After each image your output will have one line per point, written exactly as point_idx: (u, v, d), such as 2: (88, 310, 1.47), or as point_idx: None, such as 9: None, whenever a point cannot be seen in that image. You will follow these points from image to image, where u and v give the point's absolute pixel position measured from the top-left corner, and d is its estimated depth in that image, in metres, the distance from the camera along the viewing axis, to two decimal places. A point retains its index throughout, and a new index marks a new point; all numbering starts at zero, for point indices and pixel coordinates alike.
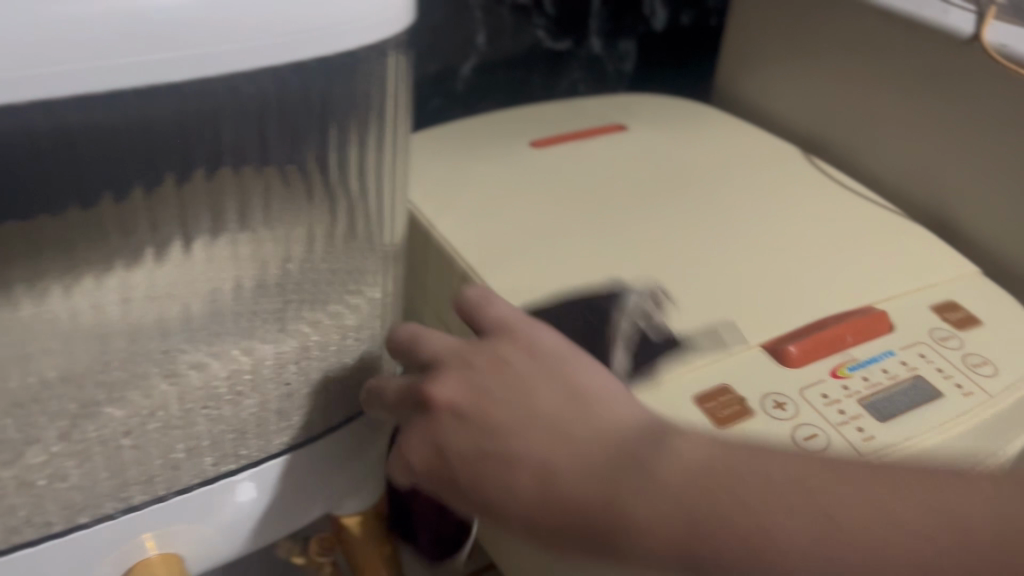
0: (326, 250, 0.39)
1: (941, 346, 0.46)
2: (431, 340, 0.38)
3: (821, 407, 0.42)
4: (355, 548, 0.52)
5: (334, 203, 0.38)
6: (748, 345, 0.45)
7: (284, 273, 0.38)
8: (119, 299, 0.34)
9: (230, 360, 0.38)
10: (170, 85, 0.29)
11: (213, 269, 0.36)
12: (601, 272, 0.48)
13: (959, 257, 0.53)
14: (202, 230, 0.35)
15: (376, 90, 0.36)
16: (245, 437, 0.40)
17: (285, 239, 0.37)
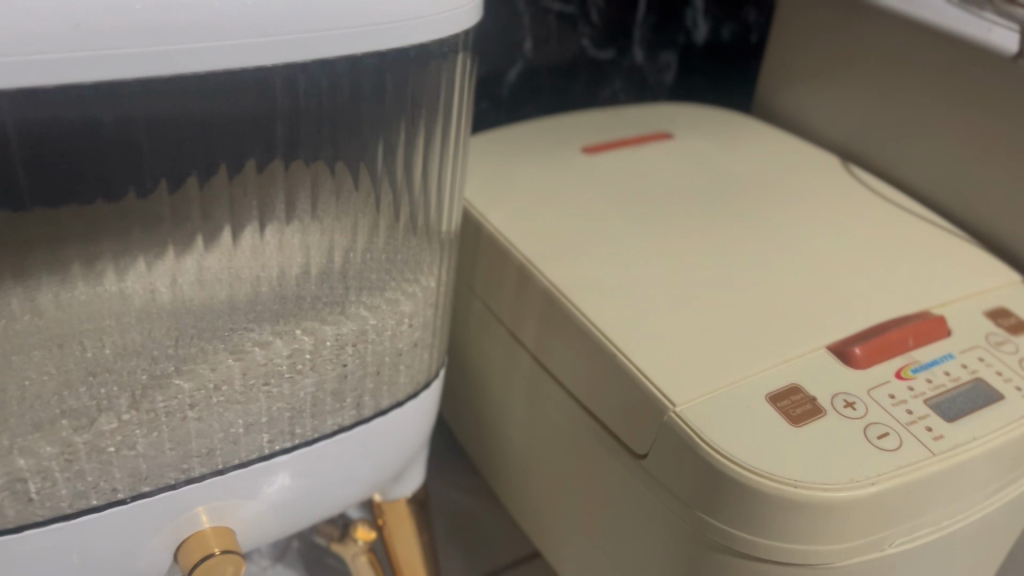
0: (387, 239, 0.40)
1: (998, 350, 0.45)
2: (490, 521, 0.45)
3: (888, 407, 0.41)
4: (398, 532, 0.54)
5: (398, 194, 0.40)
6: (810, 349, 0.43)
7: (348, 257, 0.39)
8: (190, 278, 0.36)
9: (292, 339, 0.39)
10: (221, 75, 0.30)
11: (283, 253, 0.37)
12: (639, 270, 0.48)
13: (1002, 268, 0.53)
14: (279, 216, 0.36)
15: (432, 90, 0.37)
16: (301, 416, 0.41)
17: (349, 226, 0.39)
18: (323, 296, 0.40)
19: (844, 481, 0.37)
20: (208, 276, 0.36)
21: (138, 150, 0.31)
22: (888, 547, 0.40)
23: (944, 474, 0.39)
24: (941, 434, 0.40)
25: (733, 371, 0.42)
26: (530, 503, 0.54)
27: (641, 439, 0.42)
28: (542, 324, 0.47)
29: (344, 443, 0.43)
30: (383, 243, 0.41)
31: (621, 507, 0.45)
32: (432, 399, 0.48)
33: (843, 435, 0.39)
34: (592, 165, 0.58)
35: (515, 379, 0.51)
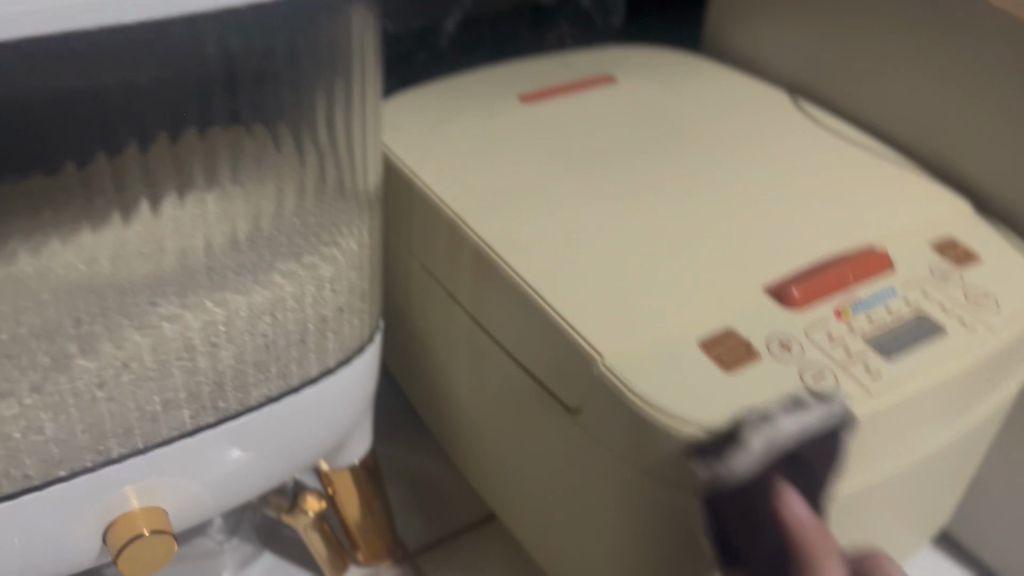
0: (296, 202, 0.39)
1: (943, 283, 0.44)
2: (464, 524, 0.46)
3: (826, 346, 0.40)
4: (345, 500, 0.53)
5: (302, 155, 0.38)
6: (746, 290, 0.42)
7: (257, 225, 0.38)
8: (82, 259, 0.35)
9: (203, 311, 0.38)
10: (70, 39, 0.28)
11: (187, 226, 0.36)
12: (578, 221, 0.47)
13: (954, 197, 0.51)
14: (178, 185, 0.35)
15: (326, 47, 0.35)
16: (222, 389, 0.40)
17: (252, 194, 0.37)
18: (233, 267, 0.38)
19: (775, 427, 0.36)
20: (106, 255, 0.35)
21: (5, 127, 0.30)
22: (830, 491, 0.39)
23: (882, 413, 0.38)
24: (879, 371, 0.39)
25: (665, 319, 0.40)
26: (482, 463, 0.53)
27: (575, 394, 0.40)
28: (475, 281, 0.46)
29: (272, 415, 0.42)
30: (296, 207, 0.39)
31: (562, 465, 0.44)
32: (368, 364, 0.47)
33: (778, 379, 0.38)
34: (530, 114, 0.56)
35: (456, 338, 0.50)
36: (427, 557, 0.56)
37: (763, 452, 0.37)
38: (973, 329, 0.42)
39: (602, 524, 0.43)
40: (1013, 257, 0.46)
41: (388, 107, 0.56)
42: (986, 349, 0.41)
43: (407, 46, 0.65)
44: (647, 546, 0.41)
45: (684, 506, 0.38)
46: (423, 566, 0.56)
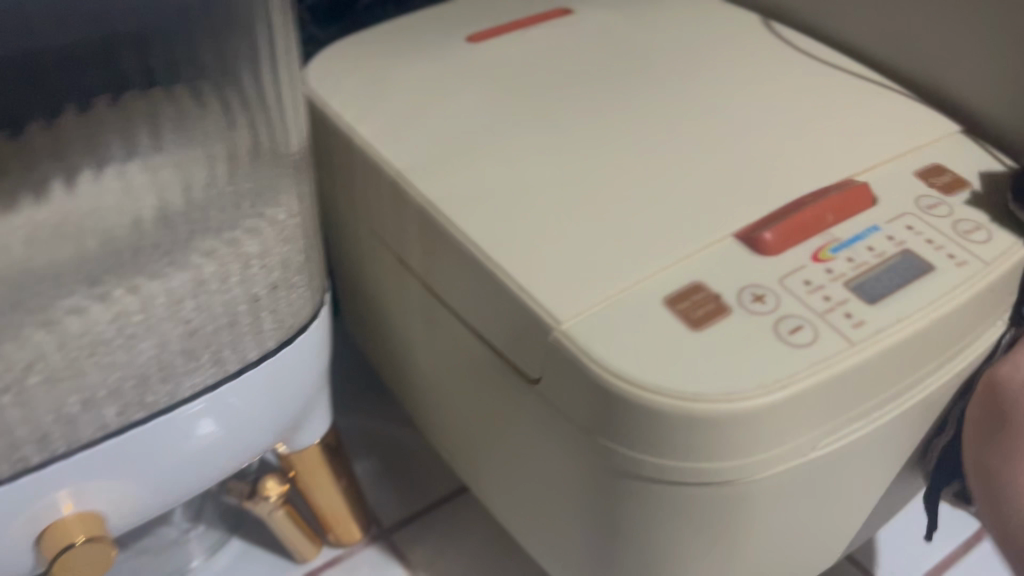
0: (206, 173, 0.36)
1: (930, 215, 0.40)
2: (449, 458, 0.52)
3: (803, 295, 0.36)
4: (311, 482, 0.50)
5: (202, 118, 0.35)
6: (713, 237, 0.38)
7: (167, 205, 0.35)
8: None
9: (114, 303, 0.34)
10: None
11: (94, 208, 0.34)
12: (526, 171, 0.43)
13: (939, 119, 0.47)
14: (88, 163, 0.33)
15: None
16: (148, 383, 0.37)
17: (154, 169, 0.34)
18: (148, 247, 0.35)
19: (749, 388, 0.33)
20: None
21: None
22: (814, 451, 0.36)
23: (866, 365, 0.34)
24: (861, 319, 0.35)
25: (626, 276, 0.37)
26: (449, 434, 0.49)
27: (532, 364, 0.37)
28: (422, 243, 0.42)
29: (208, 405, 0.39)
30: (209, 179, 0.36)
31: (527, 437, 0.41)
32: (314, 341, 0.43)
33: (749, 335, 0.35)
34: (476, 55, 0.51)
35: (409, 305, 0.46)
36: (403, 533, 0.54)
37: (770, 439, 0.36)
38: (963, 264, 0.38)
39: (573, 498, 0.40)
40: (1006, 181, 0.43)
41: (323, 57, 0.52)
42: (980, 285, 0.37)
43: None
44: (622, 520, 0.38)
45: (657, 478, 0.35)
46: (398, 543, 0.53)
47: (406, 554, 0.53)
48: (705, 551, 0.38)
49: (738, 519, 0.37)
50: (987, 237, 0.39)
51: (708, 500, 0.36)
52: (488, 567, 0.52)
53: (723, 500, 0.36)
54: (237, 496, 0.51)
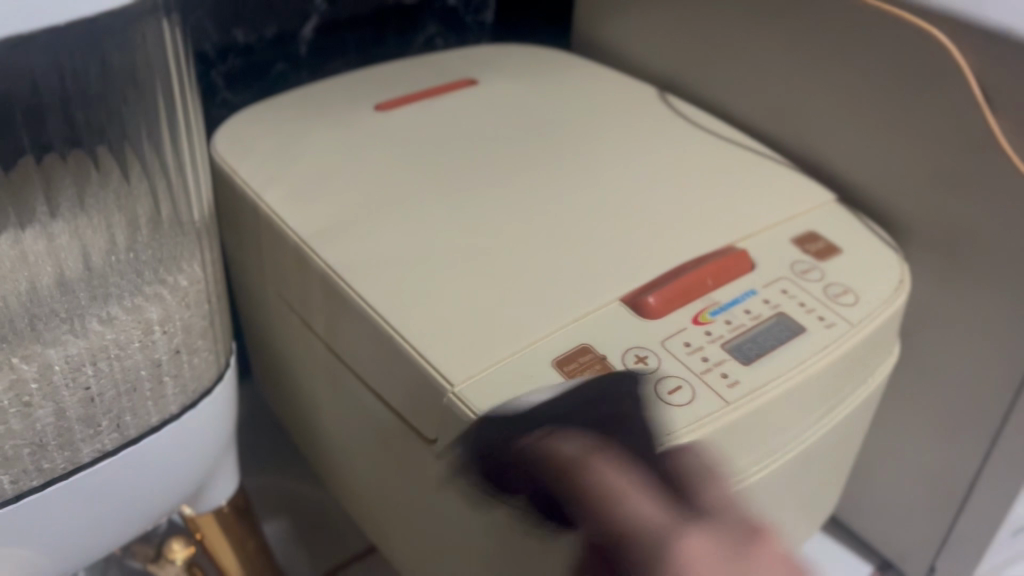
0: (127, 238, 0.38)
1: (804, 279, 0.43)
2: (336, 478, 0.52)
3: (683, 356, 0.39)
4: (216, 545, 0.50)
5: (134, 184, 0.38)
6: (603, 302, 0.41)
7: (88, 261, 0.37)
8: None
9: (10, 371, 0.34)
10: None
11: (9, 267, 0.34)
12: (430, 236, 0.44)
13: (816, 187, 0.50)
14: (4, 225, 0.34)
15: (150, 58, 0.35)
16: (46, 450, 0.37)
17: (72, 229, 0.36)
18: (59, 309, 0.36)
19: (634, 443, 0.35)
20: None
21: None
22: None
23: (743, 423, 0.37)
24: (737, 379, 0.38)
25: (518, 339, 0.38)
26: (356, 492, 0.50)
27: (429, 425, 0.39)
28: (325, 310, 0.44)
29: (107, 471, 0.39)
30: (126, 242, 0.38)
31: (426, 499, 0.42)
32: (219, 408, 0.43)
33: (633, 396, 0.37)
34: (384, 124, 0.53)
35: (315, 367, 0.47)
36: None
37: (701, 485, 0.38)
38: (832, 326, 0.41)
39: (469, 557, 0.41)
40: (874, 246, 0.46)
41: (236, 125, 0.53)
42: (845, 346, 0.40)
43: (260, 55, 0.61)
44: None
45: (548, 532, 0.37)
46: None
47: None
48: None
49: None
50: (855, 300, 0.42)
51: None
52: None
53: None
54: (144, 561, 0.51)
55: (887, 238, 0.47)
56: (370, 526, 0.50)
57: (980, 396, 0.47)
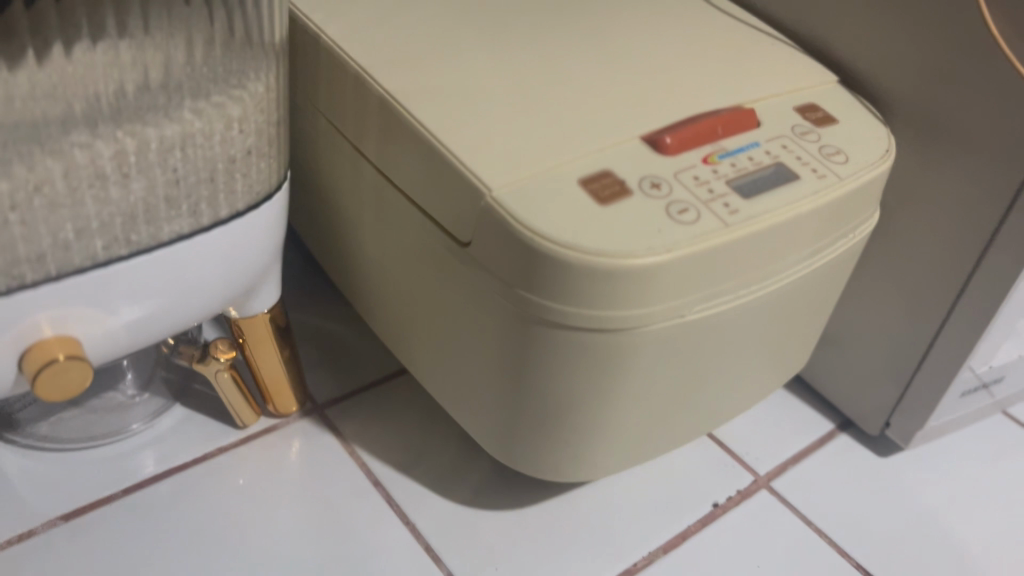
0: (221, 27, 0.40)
1: (801, 139, 0.49)
2: (367, 292, 0.58)
3: (691, 186, 0.44)
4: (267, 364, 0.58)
5: None
6: (626, 137, 0.46)
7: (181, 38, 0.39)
8: (1, 96, 0.36)
9: (113, 141, 0.40)
10: None
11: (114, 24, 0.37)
12: (475, 73, 0.49)
13: (815, 65, 0.55)
14: None
15: None
16: (134, 223, 0.42)
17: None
18: (154, 87, 0.40)
19: (641, 250, 0.41)
20: (19, 94, 0.36)
21: None
22: (687, 314, 0.45)
23: (735, 243, 0.43)
24: (737, 208, 0.44)
25: (544, 159, 0.44)
26: (386, 310, 0.57)
27: (464, 230, 0.45)
28: (375, 136, 0.49)
29: (178, 252, 0.44)
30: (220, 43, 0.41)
31: (459, 303, 0.48)
32: (269, 215, 0.48)
33: (646, 212, 0.43)
34: None
35: (363, 191, 0.52)
36: (334, 410, 0.62)
37: (691, 304, 0.44)
38: (822, 177, 0.47)
39: (493, 353, 0.48)
40: (867, 121, 0.51)
41: None
42: (834, 194, 0.46)
43: None
44: (530, 374, 0.47)
45: (563, 326, 0.44)
46: (329, 417, 0.62)
47: (337, 427, 0.61)
48: (588, 404, 0.48)
49: (621, 374, 0.47)
50: (845, 160, 0.48)
51: (606, 347, 0.45)
52: (409, 447, 0.61)
53: (614, 351, 0.45)
54: (174, 356, 0.59)
55: (877, 113, 0.52)
56: (400, 341, 0.57)
57: (941, 269, 0.55)
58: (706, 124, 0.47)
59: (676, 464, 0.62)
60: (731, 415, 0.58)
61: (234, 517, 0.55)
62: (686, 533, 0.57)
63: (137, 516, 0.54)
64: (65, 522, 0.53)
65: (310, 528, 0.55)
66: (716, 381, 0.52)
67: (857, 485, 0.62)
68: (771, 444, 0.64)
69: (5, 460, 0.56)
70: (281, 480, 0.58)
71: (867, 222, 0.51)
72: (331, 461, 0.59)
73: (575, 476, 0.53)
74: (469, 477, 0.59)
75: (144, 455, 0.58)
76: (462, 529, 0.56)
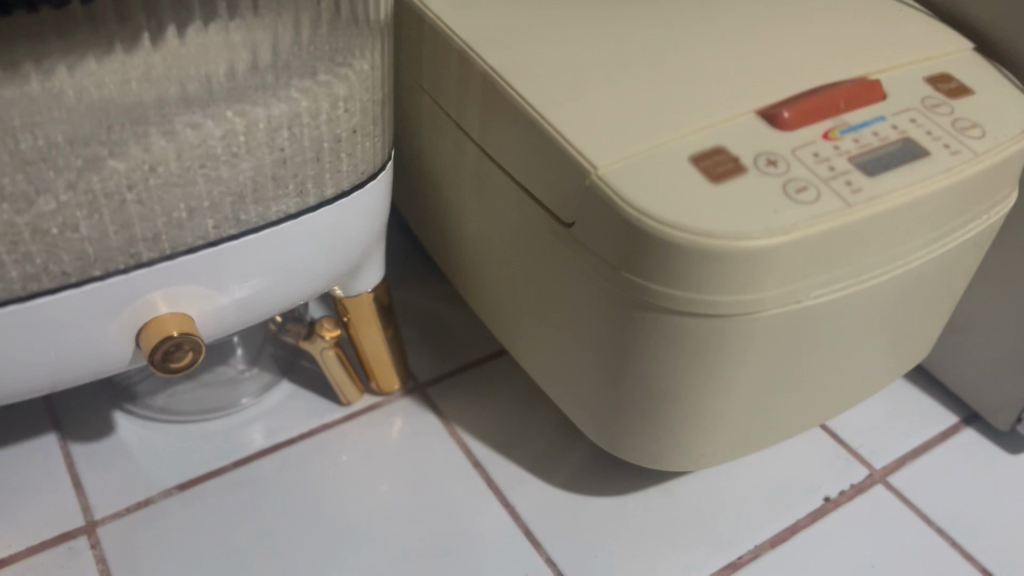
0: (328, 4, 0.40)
1: (932, 112, 0.45)
2: (469, 273, 0.58)
3: (811, 163, 0.42)
4: (370, 342, 0.58)
5: None
6: (741, 112, 0.44)
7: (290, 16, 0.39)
8: (118, 78, 0.36)
9: (223, 121, 0.40)
10: None
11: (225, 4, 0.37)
12: (583, 47, 0.47)
13: (949, 32, 0.51)
14: None
15: None
16: (243, 202, 0.43)
17: None
18: (262, 66, 0.40)
19: (755, 232, 0.39)
20: (135, 77, 0.37)
21: None
22: (803, 299, 0.42)
23: (856, 225, 0.40)
24: (860, 186, 0.41)
25: (654, 136, 0.42)
26: (488, 291, 0.56)
27: (568, 210, 0.43)
28: (479, 114, 0.48)
29: (286, 232, 0.45)
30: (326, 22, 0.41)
31: (563, 286, 0.47)
32: (372, 193, 0.48)
33: (761, 191, 0.40)
34: None
35: (466, 170, 0.52)
36: (435, 389, 0.62)
37: (807, 288, 0.42)
38: (955, 153, 0.43)
39: (593, 335, 0.47)
40: (1007, 92, 0.47)
41: None
42: (968, 171, 0.43)
43: None
44: (635, 359, 0.45)
45: (670, 311, 0.42)
46: (431, 396, 0.62)
47: (439, 407, 0.61)
48: (690, 391, 0.46)
49: (730, 362, 0.45)
50: (980, 135, 0.45)
51: (715, 333, 0.43)
52: (509, 429, 0.60)
53: (723, 337, 0.43)
54: (282, 336, 0.60)
55: (1018, 83, 0.48)
56: (502, 323, 0.56)
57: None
58: (828, 98, 0.44)
59: (785, 453, 0.59)
60: (845, 405, 0.55)
61: (338, 492, 0.56)
62: (796, 527, 0.55)
63: (247, 488, 0.56)
64: (179, 492, 0.55)
65: (411, 506, 0.55)
66: (832, 370, 0.50)
67: (982, 482, 0.58)
68: (887, 436, 0.61)
69: (124, 430, 0.59)
70: (384, 457, 0.58)
71: (1003, 204, 0.48)
72: (433, 440, 0.59)
73: (680, 464, 0.52)
74: (571, 460, 0.58)
75: (253, 429, 0.60)
76: (563, 514, 0.55)
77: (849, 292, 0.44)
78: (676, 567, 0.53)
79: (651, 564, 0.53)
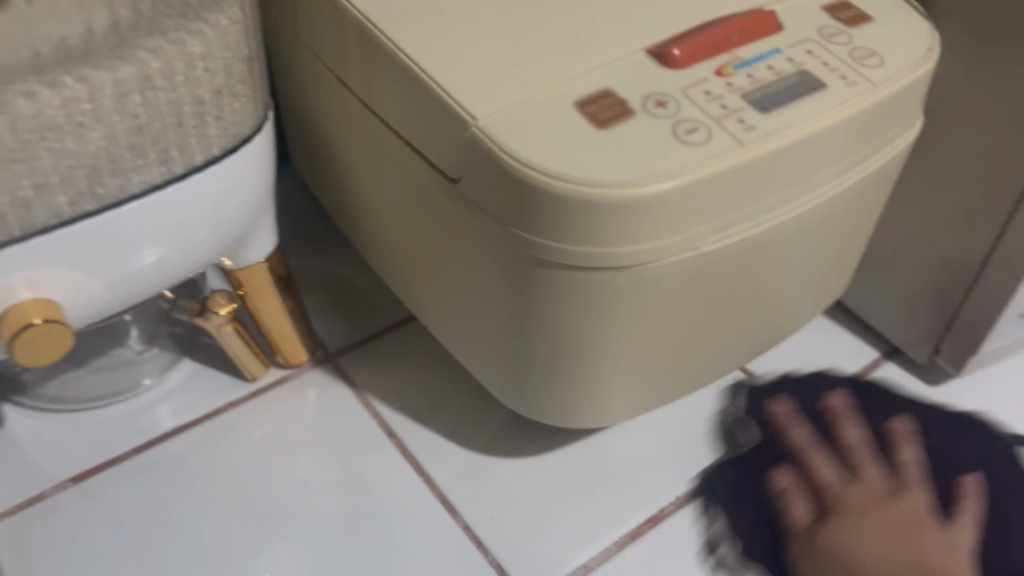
0: None
1: (829, 42, 0.43)
2: (369, 234, 0.55)
3: (702, 102, 0.40)
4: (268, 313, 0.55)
5: None
6: (630, 52, 0.41)
7: None
8: None
9: (62, 88, 0.36)
10: None
11: None
12: None
13: None
14: None
15: None
16: (98, 175, 0.40)
17: None
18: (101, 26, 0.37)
19: (642, 178, 0.37)
20: None
21: None
22: (700, 246, 0.41)
23: (749, 165, 0.38)
24: (752, 125, 0.39)
25: (538, 81, 0.40)
26: (388, 253, 0.54)
27: (452, 164, 0.41)
28: (357, 66, 0.45)
29: (154, 205, 0.42)
30: None
31: (456, 245, 0.45)
32: (247, 156, 0.45)
33: (650, 135, 0.38)
34: None
35: (352, 127, 0.49)
36: (347, 357, 0.60)
37: (704, 233, 0.40)
38: (853, 84, 0.42)
39: (490, 300, 0.45)
40: (907, 18, 0.46)
41: None
42: (865, 102, 0.41)
43: None
44: (532, 317, 0.43)
45: (562, 266, 0.40)
46: (343, 365, 0.60)
47: (349, 376, 0.59)
48: (590, 354, 0.45)
49: (630, 315, 0.43)
50: (879, 63, 0.43)
51: (610, 287, 0.41)
52: (425, 394, 0.58)
53: (620, 290, 0.41)
54: (179, 313, 0.57)
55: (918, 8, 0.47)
56: (405, 285, 0.54)
57: (994, 185, 0.49)
58: (721, 33, 0.42)
59: (703, 399, 0.59)
60: (762, 351, 0.54)
61: (246, 472, 0.54)
62: (722, 471, 0.54)
63: (150, 475, 0.53)
64: (75, 484, 0.52)
65: (326, 480, 0.53)
66: (742, 314, 0.48)
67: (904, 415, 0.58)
68: (809, 376, 0.61)
69: (14, 422, 0.55)
70: (296, 431, 0.56)
71: (908, 136, 0.46)
72: (345, 410, 0.57)
73: (591, 420, 0.51)
74: (489, 423, 0.57)
75: (157, 411, 0.57)
76: (484, 480, 0.54)
77: (749, 240, 0.43)
78: (600, 524, 0.52)
79: (575, 522, 0.52)
